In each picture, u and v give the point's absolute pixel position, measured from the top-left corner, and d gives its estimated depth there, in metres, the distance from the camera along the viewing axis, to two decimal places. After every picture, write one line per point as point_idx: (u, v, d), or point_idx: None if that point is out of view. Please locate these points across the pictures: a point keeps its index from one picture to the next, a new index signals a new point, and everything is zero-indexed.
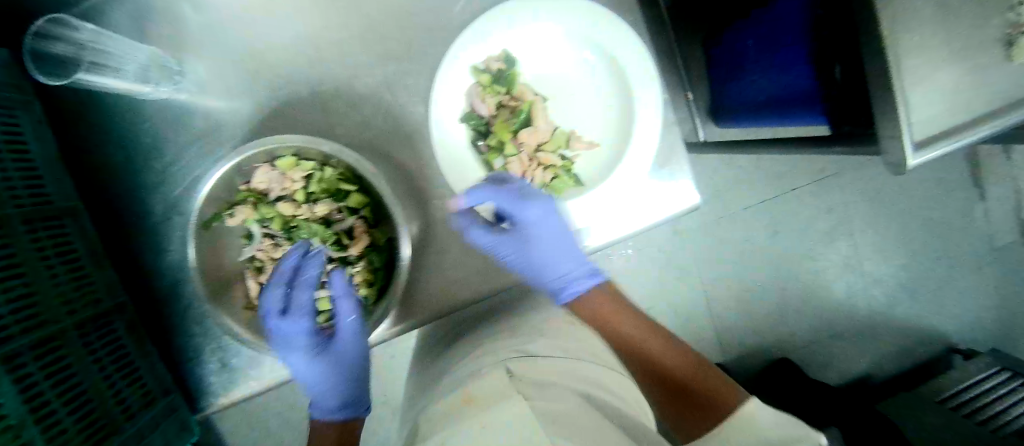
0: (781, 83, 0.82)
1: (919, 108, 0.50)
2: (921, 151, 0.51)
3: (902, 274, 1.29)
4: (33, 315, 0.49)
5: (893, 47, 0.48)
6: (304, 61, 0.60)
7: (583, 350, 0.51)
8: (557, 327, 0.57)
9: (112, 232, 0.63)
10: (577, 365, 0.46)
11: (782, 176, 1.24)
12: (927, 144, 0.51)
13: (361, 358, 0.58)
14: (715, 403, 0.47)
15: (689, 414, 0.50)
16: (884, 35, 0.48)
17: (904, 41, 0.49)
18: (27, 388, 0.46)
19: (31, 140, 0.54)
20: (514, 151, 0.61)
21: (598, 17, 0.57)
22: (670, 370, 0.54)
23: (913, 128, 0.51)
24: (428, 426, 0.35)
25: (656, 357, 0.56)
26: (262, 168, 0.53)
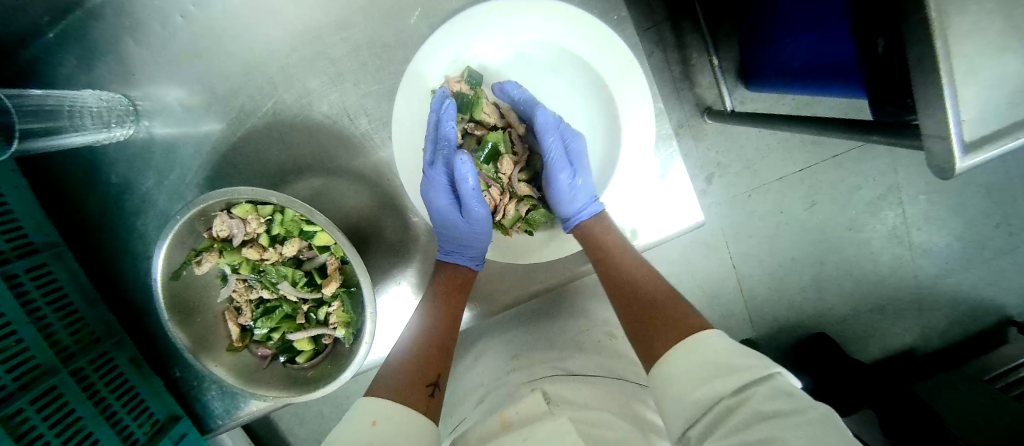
0: (815, 49, 0.71)
1: (972, 100, 0.39)
2: (971, 155, 0.39)
3: (958, 244, 1.16)
4: (31, 369, 0.52)
5: (941, 31, 0.38)
6: (258, 86, 0.56)
7: (600, 369, 0.51)
8: (573, 355, 0.54)
9: (100, 271, 0.63)
10: (596, 386, 0.47)
11: (818, 144, 1.11)
12: (981, 144, 0.39)
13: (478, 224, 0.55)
14: (676, 324, 0.42)
15: (646, 338, 0.43)
16: (930, 16, 0.37)
17: (956, 21, 0.38)
18: (30, 441, 0.49)
19: (9, 191, 0.55)
20: (484, 186, 0.56)
21: (577, 24, 0.50)
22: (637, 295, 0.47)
23: (964, 121, 0.39)
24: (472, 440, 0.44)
25: (626, 275, 0.50)
26: (219, 217, 0.50)
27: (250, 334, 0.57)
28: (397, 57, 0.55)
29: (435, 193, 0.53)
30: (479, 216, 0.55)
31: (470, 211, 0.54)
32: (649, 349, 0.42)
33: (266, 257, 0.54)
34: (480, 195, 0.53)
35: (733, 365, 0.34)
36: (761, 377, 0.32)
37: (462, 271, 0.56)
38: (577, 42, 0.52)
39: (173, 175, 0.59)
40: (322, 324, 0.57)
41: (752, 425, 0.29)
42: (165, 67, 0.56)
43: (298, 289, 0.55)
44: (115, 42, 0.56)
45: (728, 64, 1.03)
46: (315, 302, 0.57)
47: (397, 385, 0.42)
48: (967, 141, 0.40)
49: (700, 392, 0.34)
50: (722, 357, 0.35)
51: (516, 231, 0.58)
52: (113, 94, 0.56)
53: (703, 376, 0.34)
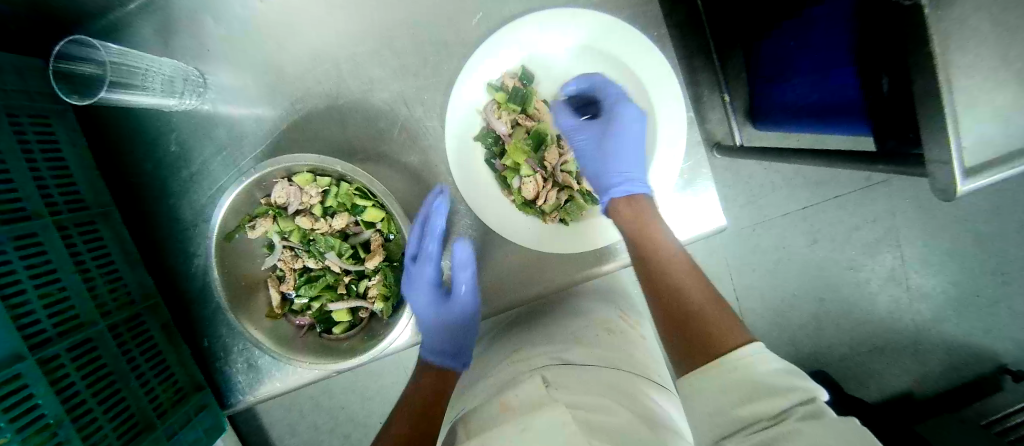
0: (822, 88, 0.77)
1: (971, 131, 0.44)
2: (973, 178, 0.44)
3: (953, 290, 1.20)
4: (72, 317, 0.53)
5: (945, 67, 0.43)
6: (322, 74, 0.61)
7: (621, 362, 0.53)
8: (593, 344, 0.56)
9: (142, 235, 0.66)
10: (614, 377, 0.50)
11: (823, 184, 1.16)
12: (979, 171, 0.44)
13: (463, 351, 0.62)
14: (713, 337, 0.42)
15: (681, 344, 0.44)
16: (934, 52, 0.42)
17: (958, 60, 0.43)
18: (63, 389, 0.50)
19: (68, 149, 0.58)
20: (530, 171, 0.58)
21: (621, 34, 0.55)
22: (676, 295, 0.48)
23: (964, 153, 0.44)
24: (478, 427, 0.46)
25: (665, 273, 0.50)
26: (280, 184, 0.53)
27: (289, 303, 0.59)
28: (450, 60, 0.60)
29: (416, 289, 0.58)
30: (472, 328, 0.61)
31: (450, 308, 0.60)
32: (682, 358, 0.43)
33: (317, 227, 0.57)
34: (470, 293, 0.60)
35: (779, 388, 0.34)
36: (802, 401, 0.33)
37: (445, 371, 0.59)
38: (618, 50, 0.57)
39: (229, 148, 0.63)
40: (361, 297, 0.59)
41: (777, 432, 0.31)
42: (235, 50, 0.61)
43: (343, 260, 0.58)
44: (192, 21, 0.60)
45: (739, 101, 1.10)
46: (357, 275, 0.59)
47: None
48: (969, 166, 0.45)
49: (740, 411, 0.35)
50: (766, 380, 0.36)
51: (552, 219, 0.60)
52: (185, 66, 0.60)
53: (736, 398, 0.36)
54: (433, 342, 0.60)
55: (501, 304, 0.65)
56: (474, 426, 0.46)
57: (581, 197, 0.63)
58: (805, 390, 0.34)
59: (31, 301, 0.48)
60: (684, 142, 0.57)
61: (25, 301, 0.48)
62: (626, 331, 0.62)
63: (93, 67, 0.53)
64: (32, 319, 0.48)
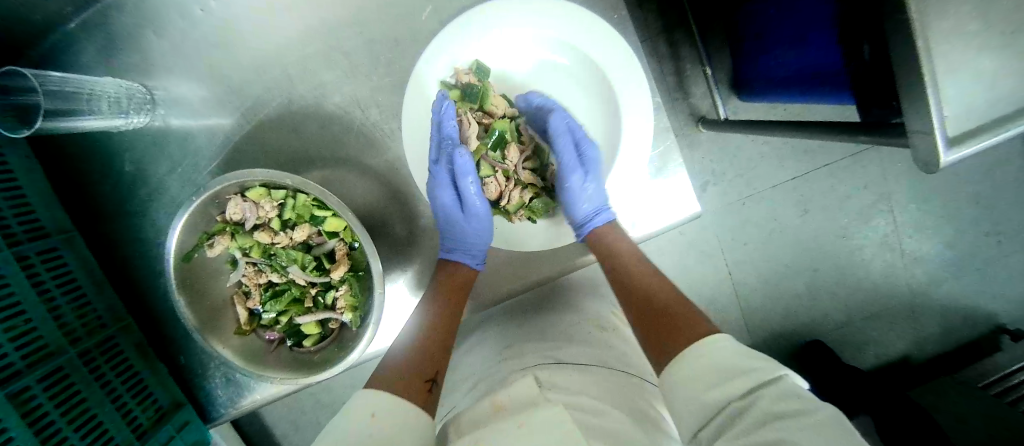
0: (806, 61, 0.75)
1: (954, 98, 0.42)
2: (955, 149, 0.42)
3: (948, 252, 1.18)
4: (40, 347, 0.52)
5: (922, 33, 0.40)
6: (273, 80, 0.58)
7: (612, 358, 0.53)
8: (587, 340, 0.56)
9: (107, 257, 0.64)
10: (603, 375, 0.49)
11: (811, 154, 1.14)
12: (963, 140, 0.42)
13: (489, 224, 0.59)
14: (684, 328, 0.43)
15: (656, 340, 0.44)
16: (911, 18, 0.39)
17: (937, 24, 0.41)
18: (36, 420, 0.49)
19: (21, 175, 0.56)
20: (490, 172, 0.58)
21: (578, 22, 0.53)
22: (646, 302, 0.49)
23: (944, 122, 0.42)
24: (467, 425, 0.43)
25: (635, 283, 0.51)
26: (233, 201, 0.52)
27: (258, 318, 0.58)
28: (404, 56, 0.58)
29: (440, 189, 0.57)
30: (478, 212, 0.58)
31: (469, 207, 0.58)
32: (658, 353, 0.43)
33: (277, 241, 0.55)
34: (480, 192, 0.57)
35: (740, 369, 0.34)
36: (764, 381, 0.33)
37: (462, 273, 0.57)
38: (578, 36, 0.54)
39: (186, 163, 0.61)
40: (330, 308, 0.58)
41: (758, 427, 0.30)
42: (180, 60, 0.58)
43: (307, 273, 0.57)
44: (133, 35, 0.58)
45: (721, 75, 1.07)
46: (324, 285, 0.58)
47: (398, 382, 0.43)
48: (951, 136, 0.42)
49: (708, 396, 0.34)
50: (726, 363, 0.36)
51: (519, 216, 0.59)
52: (131, 83, 0.58)
53: (712, 381, 0.35)
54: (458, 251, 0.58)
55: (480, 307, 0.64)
56: (463, 425, 0.44)
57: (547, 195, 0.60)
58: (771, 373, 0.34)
59: None
60: (651, 128, 0.55)
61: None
62: (617, 328, 0.61)
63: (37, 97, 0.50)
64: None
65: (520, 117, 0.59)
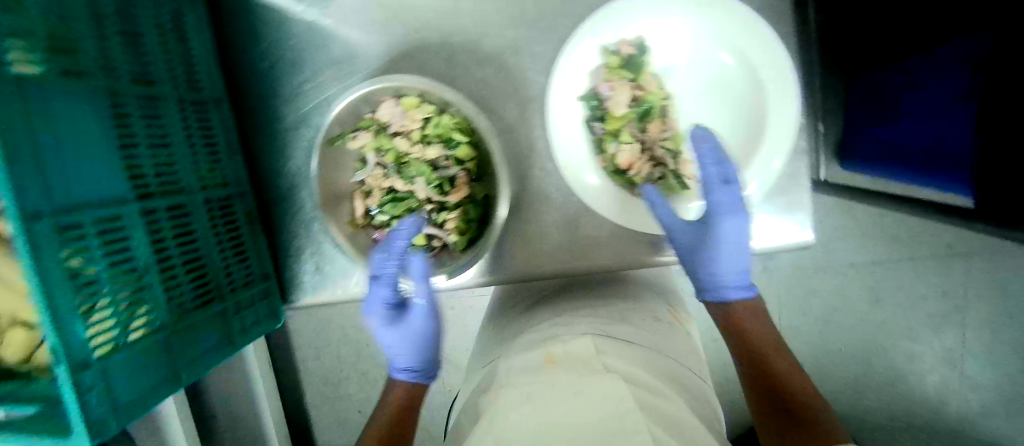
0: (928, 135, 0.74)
1: None
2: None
3: (1012, 386, 1.13)
4: (173, 181, 0.57)
5: None
6: (440, 10, 0.61)
7: (667, 347, 0.54)
8: (641, 320, 0.58)
9: (244, 129, 0.70)
10: (656, 357, 0.50)
11: (896, 242, 1.11)
12: None
13: (427, 334, 0.63)
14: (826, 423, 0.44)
15: (782, 428, 0.46)
16: None
17: None
18: (157, 242, 0.54)
19: (195, 36, 0.62)
20: (630, 139, 0.55)
21: (746, 24, 0.53)
22: (778, 381, 0.50)
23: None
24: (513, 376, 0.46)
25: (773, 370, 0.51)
26: (388, 103, 0.58)
27: (370, 217, 0.62)
28: (568, 19, 0.59)
29: (372, 309, 0.60)
30: (417, 325, 0.62)
31: (407, 321, 0.62)
32: (780, 438, 0.45)
33: (412, 152, 0.59)
34: (424, 310, 0.61)
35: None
36: None
37: (414, 385, 0.65)
38: (738, 37, 0.54)
39: (341, 65, 0.65)
40: (437, 227, 0.61)
41: None
42: None
43: (430, 189, 0.59)
44: None
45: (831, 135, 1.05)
46: (438, 206, 0.60)
47: None
48: None
49: None
50: None
51: (639, 191, 0.57)
52: None
53: None
54: (404, 365, 0.64)
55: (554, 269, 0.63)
56: (510, 376, 0.46)
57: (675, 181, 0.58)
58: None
59: (142, 156, 0.54)
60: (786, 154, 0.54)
61: (137, 154, 0.53)
62: (672, 324, 0.62)
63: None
64: (141, 172, 0.53)
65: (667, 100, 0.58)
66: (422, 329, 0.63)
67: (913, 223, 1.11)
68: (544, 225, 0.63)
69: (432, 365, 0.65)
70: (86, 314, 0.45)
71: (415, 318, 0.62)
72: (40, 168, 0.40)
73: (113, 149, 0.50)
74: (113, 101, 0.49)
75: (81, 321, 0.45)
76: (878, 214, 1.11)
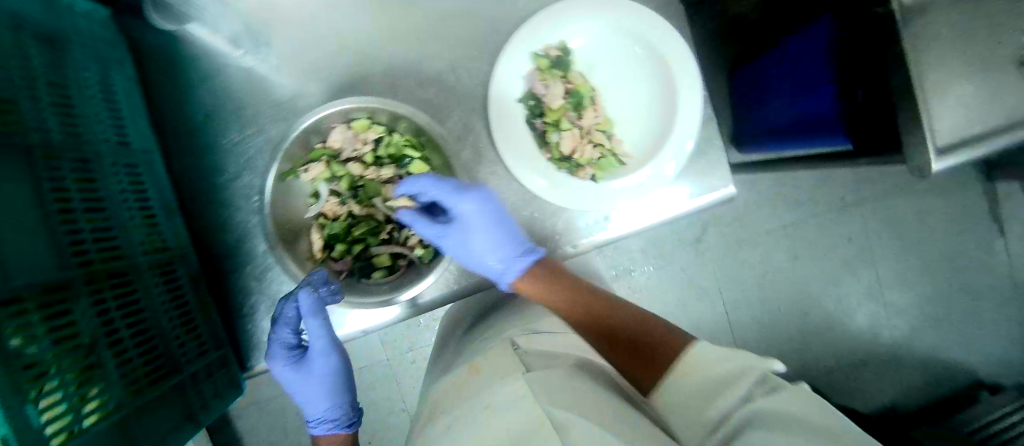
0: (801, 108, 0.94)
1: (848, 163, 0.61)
2: (942, 159, 0.70)
3: (925, 304, 1.38)
4: (113, 249, 0.54)
5: None
6: (380, 45, 0.65)
7: None
8: None
9: (183, 186, 0.69)
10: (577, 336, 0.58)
11: (803, 203, 1.34)
12: None
13: (333, 373, 0.66)
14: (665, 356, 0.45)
15: (627, 364, 0.49)
16: None
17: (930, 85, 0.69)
18: (102, 312, 0.50)
19: (122, 94, 0.61)
20: (570, 127, 0.64)
21: (648, 19, 0.61)
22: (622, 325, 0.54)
23: (937, 139, 0.70)
24: (451, 395, 0.53)
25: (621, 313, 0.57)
26: (339, 129, 0.58)
27: (329, 249, 0.61)
28: (498, 35, 0.65)
29: (277, 364, 0.64)
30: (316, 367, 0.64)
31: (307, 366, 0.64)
32: (628, 369, 0.49)
33: (367, 175, 0.61)
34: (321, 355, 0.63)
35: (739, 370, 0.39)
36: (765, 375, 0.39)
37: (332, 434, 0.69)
38: (638, 30, 0.63)
39: (280, 106, 0.66)
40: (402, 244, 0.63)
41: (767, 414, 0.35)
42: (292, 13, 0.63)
43: (388, 208, 0.61)
44: None
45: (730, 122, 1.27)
46: (399, 222, 0.62)
47: None
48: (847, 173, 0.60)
49: (705, 411, 0.37)
50: (709, 373, 0.39)
51: (585, 173, 0.63)
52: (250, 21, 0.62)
53: (704, 396, 0.38)
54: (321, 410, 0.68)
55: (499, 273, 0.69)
56: (448, 403, 0.52)
57: (612, 155, 0.65)
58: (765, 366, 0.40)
59: (80, 222, 0.49)
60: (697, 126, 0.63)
61: (76, 219, 0.49)
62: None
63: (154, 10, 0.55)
64: (79, 237, 0.49)
65: (593, 91, 0.67)
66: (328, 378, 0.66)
67: (812, 184, 1.34)
68: None
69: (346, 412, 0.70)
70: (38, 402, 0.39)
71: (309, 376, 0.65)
72: None
73: (48, 212, 0.45)
74: (41, 158, 0.45)
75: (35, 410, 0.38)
76: (778, 183, 1.34)
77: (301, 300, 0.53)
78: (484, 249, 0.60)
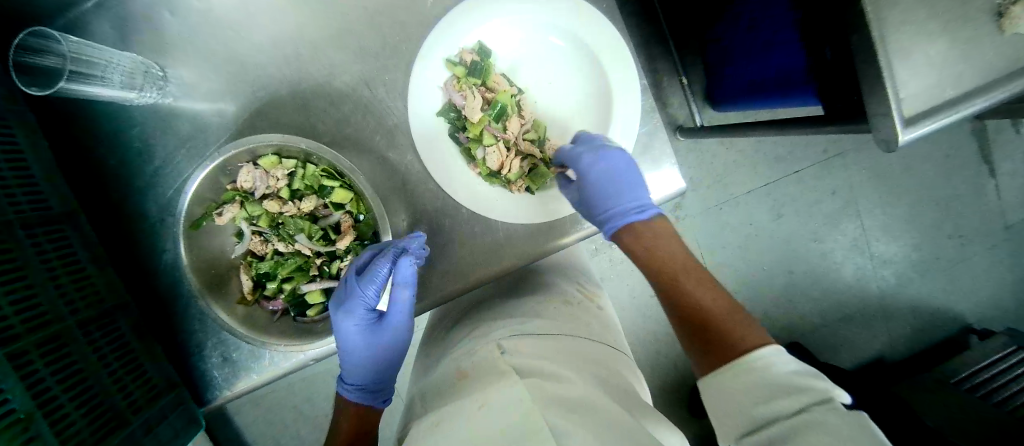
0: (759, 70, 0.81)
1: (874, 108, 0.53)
2: (911, 128, 0.52)
3: (915, 254, 1.33)
4: (38, 314, 0.51)
5: (880, 35, 0.50)
6: (285, 60, 0.61)
7: (579, 329, 0.58)
8: (553, 308, 0.62)
9: (111, 233, 0.65)
10: (565, 339, 0.55)
11: (782, 159, 1.28)
12: (911, 124, 0.52)
13: (399, 343, 0.60)
14: (731, 342, 0.46)
15: (700, 343, 0.49)
16: (874, 35, 0.50)
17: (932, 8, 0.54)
18: (34, 385, 0.48)
19: (28, 152, 0.56)
20: (492, 142, 0.59)
21: (572, 7, 0.57)
22: (692, 302, 0.52)
23: (902, 104, 0.52)
24: (435, 391, 0.53)
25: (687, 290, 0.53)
26: (245, 168, 0.54)
27: (260, 289, 0.58)
28: (411, 41, 0.61)
29: (348, 321, 0.55)
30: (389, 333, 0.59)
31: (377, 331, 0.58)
32: (699, 352, 0.49)
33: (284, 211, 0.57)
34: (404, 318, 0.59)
35: (795, 387, 0.39)
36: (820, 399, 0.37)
37: (366, 410, 0.60)
38: (563, 20, 0.58)
39: (193, 141, 0.63)
40: (335, 277, 0.61)
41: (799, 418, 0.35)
42: (195, 37, 0.60)
43: (314, 243, 0.59)
44: (148, 15, 0.59)
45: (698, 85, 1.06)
46: (329, 255, 0.60)
47: None
48: (902, 119, 0.52)
49: (757, 411, 0.39)
50: (785, 380, 0.40)
51: (517, 187, 0.62)
52: (144, 59, 0.59)
53: (762, 397, 0.39)
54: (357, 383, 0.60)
55: (460, 284, 0.64)
56: (431, 401, 0.51)
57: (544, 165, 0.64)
58: (822, 390, 0.38)
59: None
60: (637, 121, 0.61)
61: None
62: (583, 303, 0.66)
63: (55, 59, 0.52)
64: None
65: (519, 94, 0.63)
66: (384, 347, 0.59)
67: (790, 142, 1.27)
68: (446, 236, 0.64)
69: (385, 386, 0.62)
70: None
71: (354, 344, 0.58)
72: None
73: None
74: None
75: None
76: (757, 142, 1.27)
77: (407, 264, 0.54)
78: (608, 193, 0.59)
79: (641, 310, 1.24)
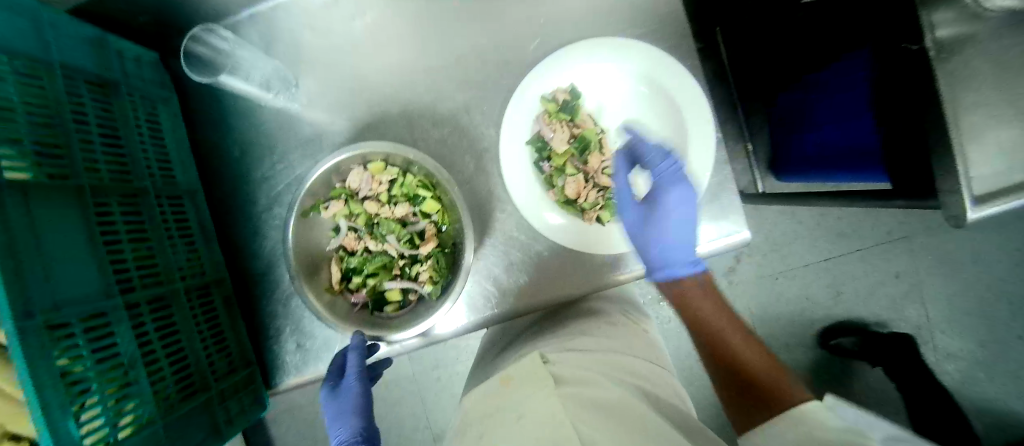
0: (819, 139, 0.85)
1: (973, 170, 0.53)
2: (982, 207, 0.53)
3: (984, 352, 1.24)
4: (153, 274, 0.58)
5: (954, 113, 0.52)
6: (398, 85, 0.70)
7: (625, 347, 0.57)
8: (596, 326, 0.62)
9: (219, 214, 0.74)
10: (616, 355, 0.54)
11: (844, 236, 1.25)
12: (985, 201, 0.53)
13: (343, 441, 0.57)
14: (772, 401, 0.47)
15: (743, 399, 0.50)
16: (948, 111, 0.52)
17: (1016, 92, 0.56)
18: (139, 335, 0.53)
19: (167, 131, 0.67)
20: (573, 172, 0.66)
21: (657, 61, 0.63)
22: (737, 361, 0.54)
23: (975, 183, 0.53)
24: (476, 406, 0.49)
25: (727, 349, 0.55)
26: (356, 170, 0.62)
27: (346, 281, 0.64)
28: (509, 77, 0.69)
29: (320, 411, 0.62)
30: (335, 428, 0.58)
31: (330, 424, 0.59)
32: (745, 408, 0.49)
33: (382, 213, 0.64)
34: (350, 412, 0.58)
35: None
36: None
37: None
38: (649, 72, 0.64)
39: (309, 144, 0.72)
40: (412, 279, 0.64)
41: None
42: (324, 55, 0.70)
43: (401, 244, 0.65)
44: (291, 32, 0.69)
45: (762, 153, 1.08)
46: (411, 258, 0.65)
47: None
48: (978, 196, 0.53)
49: None
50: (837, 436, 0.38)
51: (590, 216, 0.66)
52: (282, 66, 0.68)
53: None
54: None
55: (521, 302, 0.68)
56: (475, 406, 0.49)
57: (613, 202, 0.68)
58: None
59: (123, 249, 0.54)
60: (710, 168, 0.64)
61: (121, 250, 0.53)
62: (629, 324, 0.65)
63: (206, 49, 0.60)
64: (124, 266, 0.53)
65: (602, 134, 0.69)
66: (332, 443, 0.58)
67: (852, 218, 1.25)
68: (511, 257, 0.68)
69: None
70: (77, 414, 0.44)
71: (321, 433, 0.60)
72: (26, 274, 0.41)
73: (95, 245, 0.50)
74: (88, 185, 0.50)
75: (73, 422, 0.43)
76: (818, 215, 1.25)
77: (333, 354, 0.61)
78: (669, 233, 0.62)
79: (684, 369, 1.22)
